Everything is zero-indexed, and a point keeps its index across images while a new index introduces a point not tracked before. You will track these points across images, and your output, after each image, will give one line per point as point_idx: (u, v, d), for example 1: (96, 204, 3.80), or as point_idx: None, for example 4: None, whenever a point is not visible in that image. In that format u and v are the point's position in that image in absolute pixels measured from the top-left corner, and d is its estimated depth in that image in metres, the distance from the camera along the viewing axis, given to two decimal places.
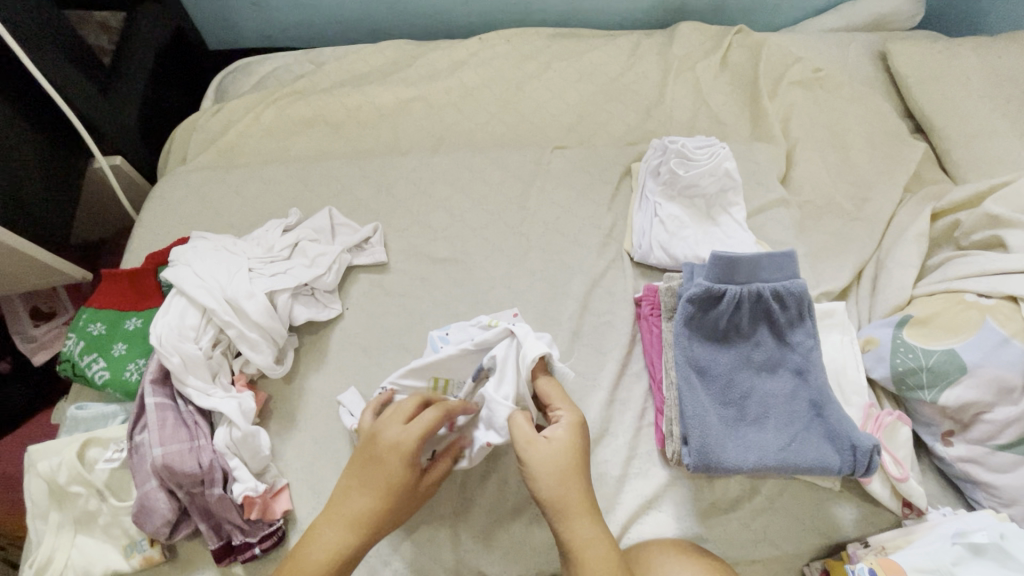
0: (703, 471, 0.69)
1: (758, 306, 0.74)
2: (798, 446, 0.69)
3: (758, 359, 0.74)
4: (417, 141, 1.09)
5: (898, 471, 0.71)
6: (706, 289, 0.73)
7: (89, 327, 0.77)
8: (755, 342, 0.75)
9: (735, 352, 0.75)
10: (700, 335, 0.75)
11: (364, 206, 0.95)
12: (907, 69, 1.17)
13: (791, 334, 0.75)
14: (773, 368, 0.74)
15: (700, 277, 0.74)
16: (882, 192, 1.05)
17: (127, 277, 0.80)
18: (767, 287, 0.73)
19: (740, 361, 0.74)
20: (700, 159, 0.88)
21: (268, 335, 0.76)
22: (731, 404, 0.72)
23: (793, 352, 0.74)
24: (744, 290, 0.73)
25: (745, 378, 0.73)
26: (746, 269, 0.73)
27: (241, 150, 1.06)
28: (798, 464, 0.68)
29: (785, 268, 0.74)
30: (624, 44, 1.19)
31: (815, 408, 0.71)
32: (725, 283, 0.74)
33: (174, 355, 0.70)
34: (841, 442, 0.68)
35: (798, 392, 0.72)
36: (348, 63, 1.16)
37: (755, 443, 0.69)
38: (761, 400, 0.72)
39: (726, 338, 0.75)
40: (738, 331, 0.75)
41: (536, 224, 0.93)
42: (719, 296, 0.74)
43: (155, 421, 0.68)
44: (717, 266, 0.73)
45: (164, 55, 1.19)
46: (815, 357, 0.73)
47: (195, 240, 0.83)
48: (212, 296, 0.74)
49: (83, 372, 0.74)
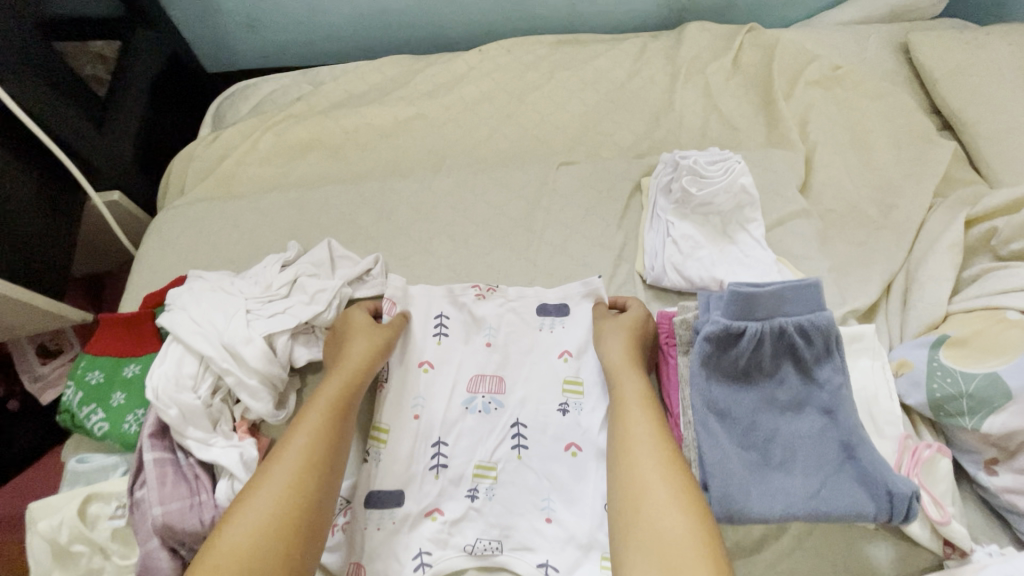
0: (727, 523, 0.62)
1: (782, 343, 0.66)
2: (828, 493, 0.61)
3: (782, 399, 0.66)
4: (418, 162, 1.06)
5: (938, 513, 0.65)
6: (724, 327, 0.65)
7: (88, 376, 0.74)
8: (778, 380, 0.67)
9: (757, 392, 0.67)
10: (719, 376, 0.67)
11: (364, 236, 0.93)
12: (930, 64, 1.11)
13: (818, 370, 0.66)
14: (799, 408, 0.66)
15: (716, 312, 0.67)
16: (909, 197, 0.98)
17: (125, 322, 0.76)
18: (791, 321, 0.65)
19: (763, 402, 0.66)
20: (714, 175, 0.83)
21: (269, 380, 0.73)
22: (753, 447, 0.64)
23: (820, 391, 0.66)
24: (765, 327, 0.65)
25: (768, 420, 0.65)
26: (768, 304, 0.65)
27: (239, 179, 1.04)
28: (829, 514, 0.61)
29: (810, 300, 0.65)
30: (630, 49, 1.15)
31: (847, 450, 0.63)
32: (746, 318, 0.65)
33: (172, 407, 0.67)
34: (876, 488, 0.61)
35: (828, 432, 0.64)
36: (346, 82, 1.13)
37: (781, 490, 0.62)
38: (787, 443, 0.64)
39: (748, 377, 0.67)
40: (759, 368, 0.67)
41: (543, 248, 0.91)
42: (738, 335, 0.65)
43: (155, 478, 0.65)
44: (734, 303, 0.65)
45: (161, 83, 1.17)
46: (844, 396, 0.64)
47: (192, 279, 0.80)
48: (210, 342, 0.71)
49: (82, 424, 0.72)
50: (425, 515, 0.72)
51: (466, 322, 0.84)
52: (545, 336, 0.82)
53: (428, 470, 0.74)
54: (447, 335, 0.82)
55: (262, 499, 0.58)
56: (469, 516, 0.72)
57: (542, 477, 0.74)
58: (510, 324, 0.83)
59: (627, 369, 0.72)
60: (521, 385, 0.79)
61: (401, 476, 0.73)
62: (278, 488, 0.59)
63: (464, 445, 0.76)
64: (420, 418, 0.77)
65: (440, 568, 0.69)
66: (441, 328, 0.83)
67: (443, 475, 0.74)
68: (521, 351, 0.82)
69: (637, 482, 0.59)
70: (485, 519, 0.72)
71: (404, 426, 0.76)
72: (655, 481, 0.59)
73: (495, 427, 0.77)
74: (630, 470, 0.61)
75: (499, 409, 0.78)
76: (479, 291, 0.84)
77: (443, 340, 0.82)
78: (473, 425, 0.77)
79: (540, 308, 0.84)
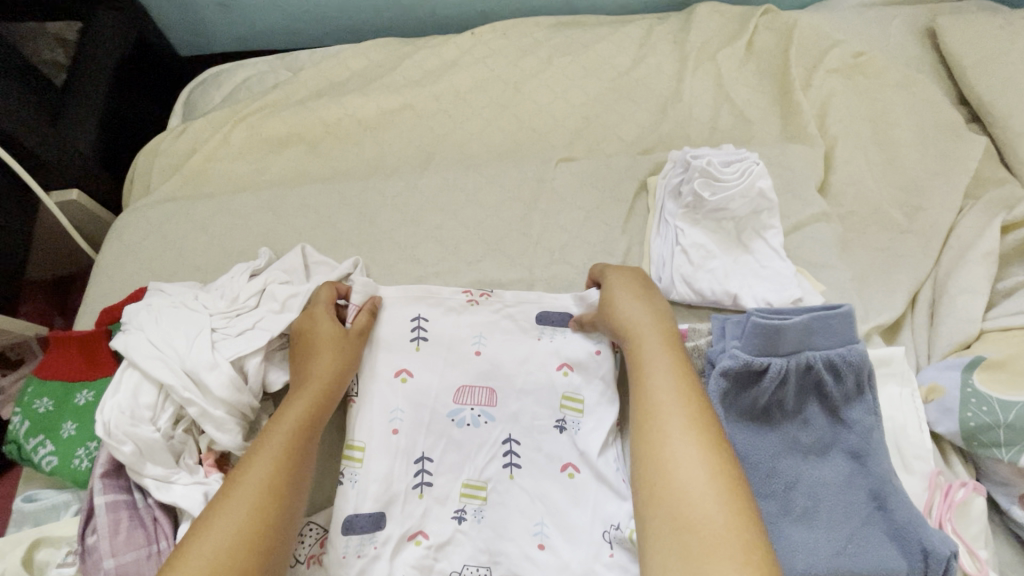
0: None
1: (807, 380, 0.61)
2: (855, 549, 0.56)
3: (806, 442, 0.61)
4: (405, 158, 0.97)
5: (974, 566, 0.59)
6: (745, 362, 0.60)
7: (35, 403, 0.67)
8: (802, 421, 0.62)
9: (779, 434, 0.61)
10: (736, 415, 0.62)
11: (345, 241, 0.85)
12: (961, 51, 1.02)
13: (846, 410, 0.61)
14: (823, 451, 0.61)
15: (736, 345, 0.61)
16: (937, 198, 0.91)
17: (77, 342, 0.69)
18: (819, 356, 0.60)
19: (786, 446, 0.61)
20: (729, 178, 0.75)
21: (238, 411, 0.66)
22: (773, 496, 0.58)
23: (848, 432, 0.61)
24: (790, 363, 0.60)
25: (791, 466, 0.59)
26: (795, 337, 0.60)
27: (209, 176, 0.95)
28: (857, 573, 0.55)
29: (839, 333, 0.60)
30: (635, 33, 1.06)
31: (875, 499, 0.58)
32: (768, 354, 0.60)
33: (126, 444, 0.61)
34: (909, 545, 0.55)
35: (855, 479, 0.59)
36: (326, 68, 1.04)
37: (803, 546, 0.56)
38: (810, 492, 0.59)
39: (770, 417, 0.62)
40: (781, 407, 0.62)
41: (540, 255, 0.83)
42: (761, 371, 0.60)
43: (107, 525, 0.59)
44: (757, 335, 0.60)
45: (128, 65, 1.07)
46: (875, 439, 0.59)
47: (152, 294, 0.73)
48: (170, 369, 0.64)
49: (28, 458, 0.65)
50: (408, 538, 0.64)
51: (448, 330, 0.75)
52: (543, 346, 0.74)
53: (411, 489, 0.66)
54: (426, 340, 0.74)
55: (216, 530, 0.51)
56: (455, 540, 0.64)
57: (539, 499, 0.66)
58: (503, 333, 0.75)
59: (649, 325, 0.62)
60: (514, 397, 0.71)
61: (381, 496, 0.65)
62: (244, 512, 0.53)
63: (452, 463, 0.68)
64: (400, 433, 0.69)
65: None
66: (419, 331, 0.74)
67: (428, 494, 0.66)
68: (515, 360, 0.73)
69: (663, 453, 0.50)
70: (473, 543, 0.64)
71: (382, 441, 0.68)
72: (685, 450, 0.49)
73: (484, 442, 0.69)
74: (646, 444, 0.51)
75: (490, 423, 0.70)
76: (470, 297, 0.77)
77: (422, 344, 0.74)
78: (461, 440, 0.69)
79: (539, 316, 0.76)
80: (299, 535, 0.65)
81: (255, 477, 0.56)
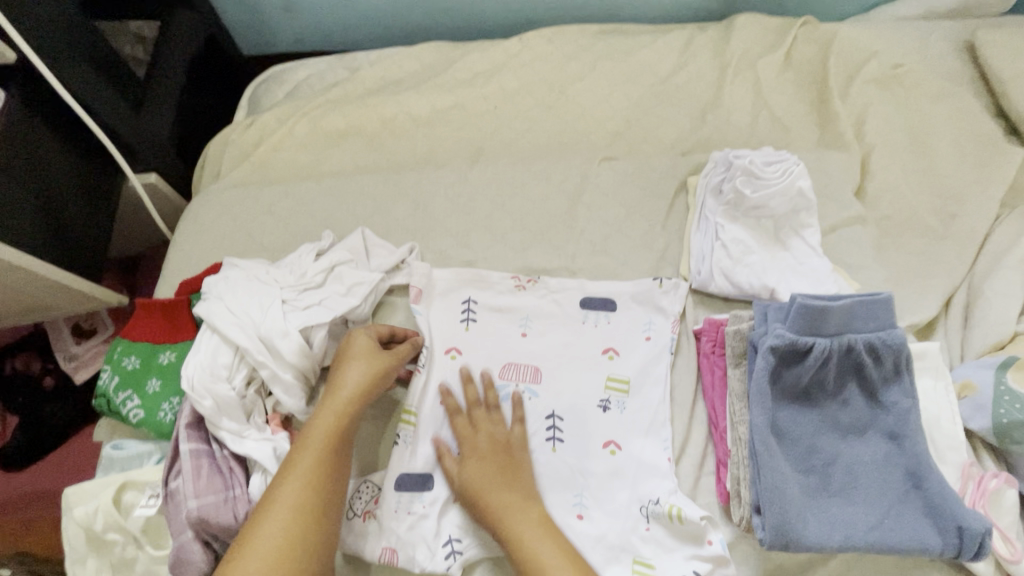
0: (779, 549, 0.60)
1: (848, 362, 0.64)
2: (890, 524, 0.60)
3: (845, 422, 0.64)
4: (454, 153, 1.03)
5: (1008, 551, 0.62)
6: (790, 342, 0.64)
7: (123, 360, 0.74)
8: (841, 401, 0.65)
9: (820, 413, 0.65)
10: (779, 394, 0.65)
11: (400, 227, 0.91)
12: (1000, 65, 1.04)
13: (885, 392, 0.65)
14: (861, 431, 0.64)
15: (780, 327, 0.65)
16: (974, 207, 0.93)
17: (160, 307, 0.76)
18: (860, 338, 0.64)
19: (826, 423, 0.64)
20: (771, 177, 0.79)
21: (300, 377, 0.72)
22: (812, 471, 0.62)
23: (886, 414, 0.64)
24: (834, 345, 0.64)
25: (830, 443, 0.63)
26: (838, 319, 0.64)
27: (273, 164, 1.02)
28: (889, 546, 0.59)
29: (879, 317, 0.65)
30: (677, 40, 1.10)
31: (912, 478, 0.61)
32: (811, 335, 0.64)
33: (207, 398, 0.67)
34: (944, 522, 0.59)
35: (892, 459, 0.62)
36: (383, 68, 1.10)
37: (841, 519, 0.60)
38: (848, 469, 0.62)
39: (810, 397, 0.65)
40: (822, 388, 0.65)
41: (583, 245, 0.88)
42: (804, 351, 0.64)
43: (190, 470, 0.65)
44: (802, 317, 0.64)
45: (200, 62, 1.15)
46: (912, 421, 0.63)
47: (228, 267, 0.79)
48: (247, 333, 0.70)
49: (117, 409, 0.71)
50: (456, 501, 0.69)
51: (498, 313, 0.80)
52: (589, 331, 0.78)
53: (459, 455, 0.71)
54: (475, 322, 0.79)
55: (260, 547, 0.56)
56: None
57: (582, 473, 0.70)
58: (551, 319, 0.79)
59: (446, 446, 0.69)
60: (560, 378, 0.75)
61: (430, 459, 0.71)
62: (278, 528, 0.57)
63: None
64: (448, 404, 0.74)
65: (471, 558, 0.66)
66: (469, 313, 0.80)
67: None
68: (561, 344, 0.78)
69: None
70: None
71: (434, 413, 0.74)
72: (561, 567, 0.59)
73: (530, 416, 0.73)
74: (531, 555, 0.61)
75: (535, 399, 0.74)
76: (518, 282, 0.82)
77: (472, 326, 0.79)
78: (507, 414, 0.73)
79: (584, 301, 0.80)
80: (356, 491, 0.70)
81: (285, 497, 0.59)
